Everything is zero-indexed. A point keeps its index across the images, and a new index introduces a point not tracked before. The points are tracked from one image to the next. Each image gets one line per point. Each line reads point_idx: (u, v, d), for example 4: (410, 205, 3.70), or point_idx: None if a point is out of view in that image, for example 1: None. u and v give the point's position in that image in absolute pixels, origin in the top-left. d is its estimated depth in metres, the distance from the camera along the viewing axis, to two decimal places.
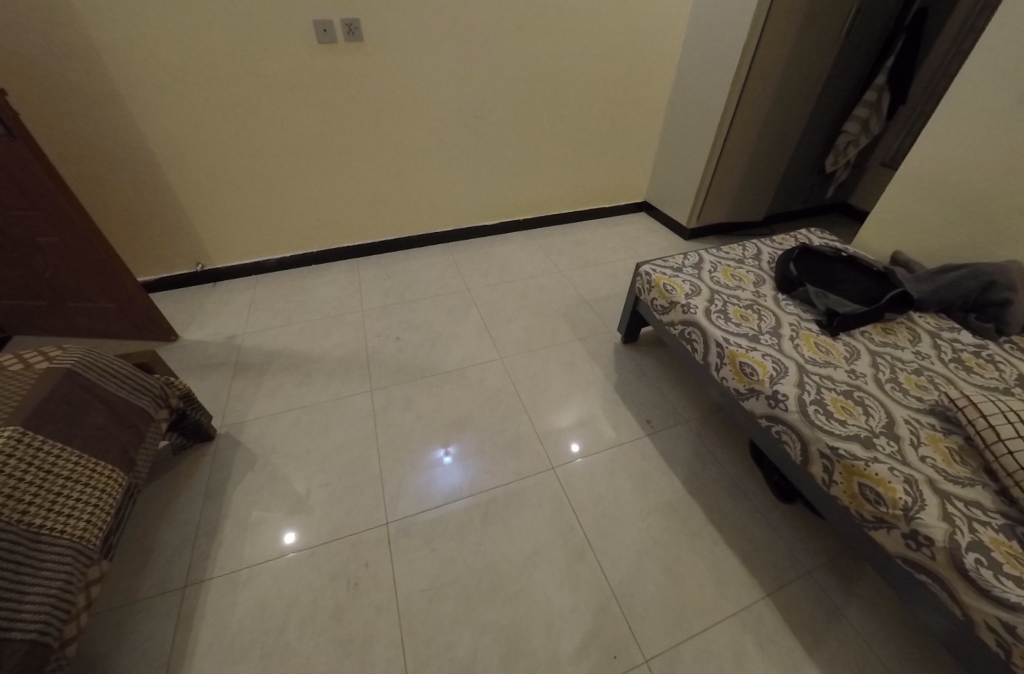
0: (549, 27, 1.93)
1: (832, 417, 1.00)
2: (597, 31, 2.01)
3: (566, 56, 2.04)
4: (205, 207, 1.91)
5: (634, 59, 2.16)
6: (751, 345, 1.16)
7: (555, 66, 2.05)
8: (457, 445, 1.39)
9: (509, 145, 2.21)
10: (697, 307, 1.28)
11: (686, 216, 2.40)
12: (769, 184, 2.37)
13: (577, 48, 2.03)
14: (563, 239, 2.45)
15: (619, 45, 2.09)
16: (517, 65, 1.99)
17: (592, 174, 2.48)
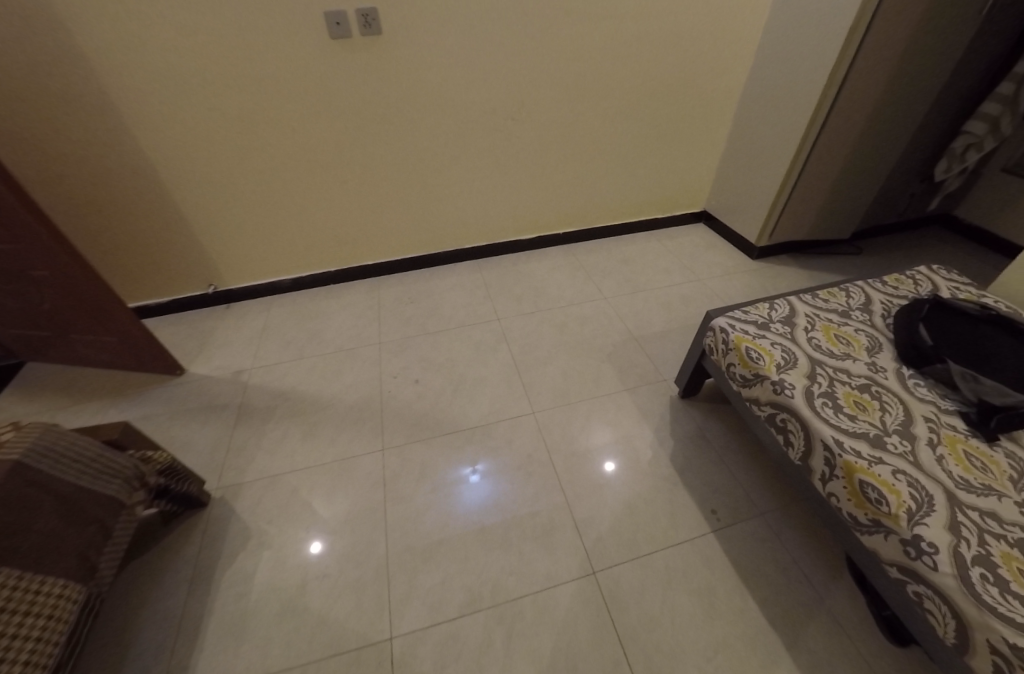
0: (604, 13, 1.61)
1: (1009, 593, 0.70)
2: (660, 16, 1.67)
3: (622, 47, 1.71)
4: (215, 226, 1.76)
5: (705, 45, 1.79)
6: (876, 456, 0.86)
7: (607, 59, 1.73)
8: (485, 462, 1.31)
9: (550, 151, 1.92)
10: (796, 388, 0.97)
11: (757, 235, 2.03)
12: (862, 199, 1.94)
13: (636, 37, 1.70)
14: (610, 255, 2.15)
15: (686, 30, 1.73)
16: (564, 60, 1.69)
17: (646, 181, 2.14)
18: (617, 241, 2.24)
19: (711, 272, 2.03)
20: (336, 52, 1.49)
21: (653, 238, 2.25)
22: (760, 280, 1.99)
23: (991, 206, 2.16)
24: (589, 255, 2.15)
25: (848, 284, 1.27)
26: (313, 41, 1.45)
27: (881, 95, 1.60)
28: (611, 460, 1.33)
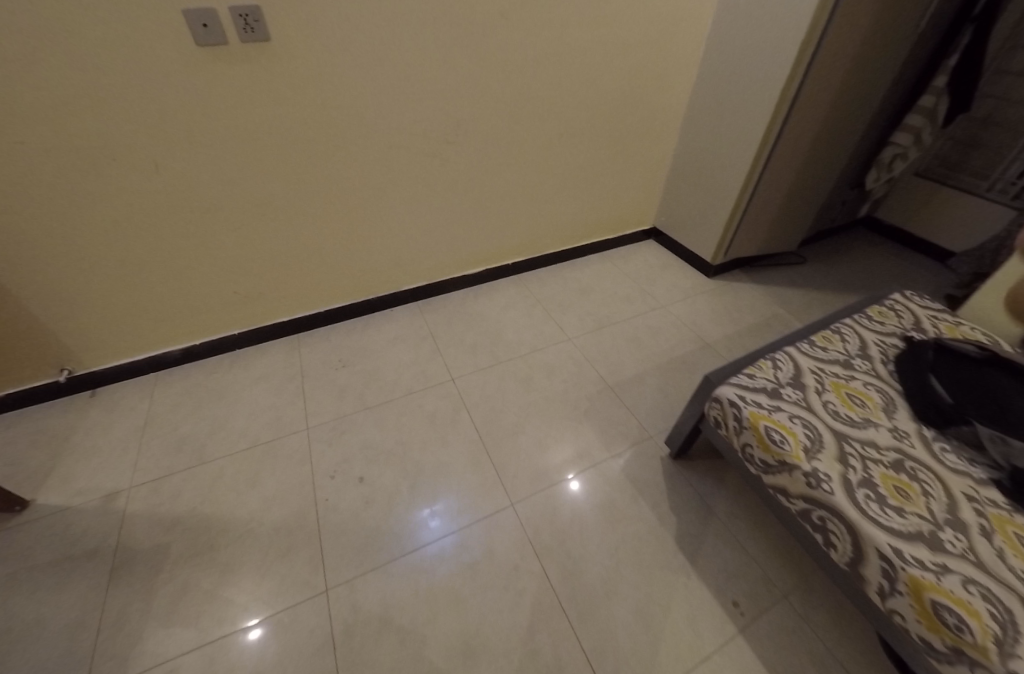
0: (548, 19, 1.41)
1: None
2: (608, 22, 1.49)
3: (568, 57, 1.51)
4: (59, 298, 1.30)
5: (652, 55, 1.65)
6: (942, 565, 0.72)
7: (554, 70, 1.52)
8: (443, 505, 1.20)
9: (493, 174, 1.67)
10: (833, 480, 0.82)
11: (712, 253, 1.94)
12: (810, 208, 1.93)
13: (585, 47, 1.52)
14: (564, 285, 1.94)
15: (633, 39, 1.58)
16: (505, 71, 1.45)
17: (595, 201, 1.98)
18: (569, 266, 2.05)
19: (673, 295, 1.91)
20: (217, 66, 1.13)
21: (607, 260, 2.09)
22: (723, 301, 1.90)
23: (908, 208, 2.28)
24: (541, 287, 1.93)
25: (835, 324, 1.18)
26: (184, 53, 1.09)
27: (827, 110, 1.59)
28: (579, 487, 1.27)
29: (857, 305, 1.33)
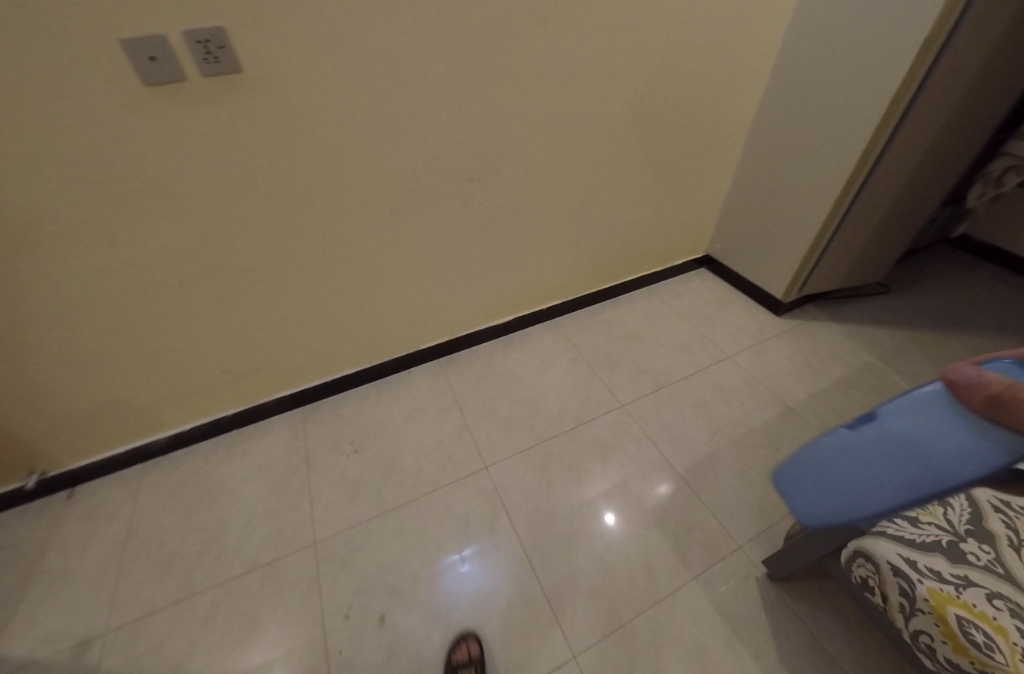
0: (585, 16, 1.09)
1: None
2: (660, 18, 1.17)
3: (609, 64, 1.20)
4: (16, 398, 1.08)
5: (713, 58, 1.32)
6: None
7: (593, 81, 1.21)
8: (471, 546, 1.11)
9: (516, 210, 1.37)
10: None
11: (784, 289, 1.59)
12: (905, 233, 1.54)
13: (632, 51, 1.20)
14: (605, 333, 1.64)
15: (691, 40, 1.25)
16: (530, 85, 1.14)
17: (639, 232, 1.66)
18: (609, 307, 1.75)
19: (737, 341, 1.58)
20: (177, 109, 0.88)
21: (657, 296, 1.79)
22: (806, 345, 1.55)
23: None
24: (578, 337, 1.63)
25: None
26: (132, 97, 0.83)
27: (949, 115, 1.21)
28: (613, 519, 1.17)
29: None
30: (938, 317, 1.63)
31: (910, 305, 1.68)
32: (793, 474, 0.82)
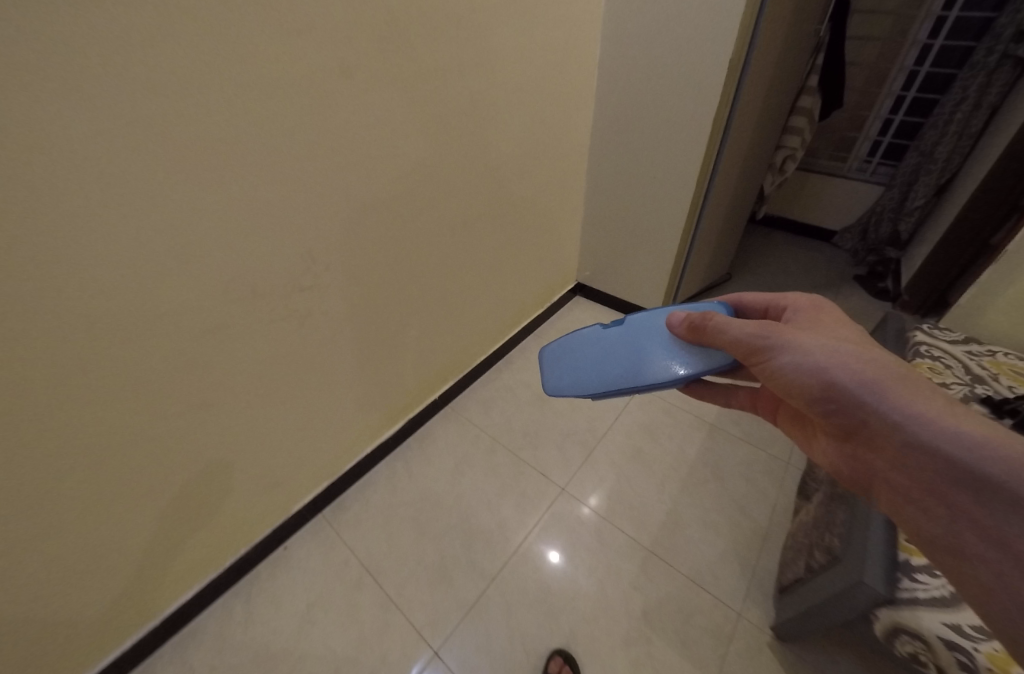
0: (406, 60, 0.87)
1: None
2: (488, 54, 1.01)
3: (445, 111, 0.99)
4: None
5: (544, 94, 1.22)
6: None
7: (432, 135, 0.99)
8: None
9: (373, 303, 1.05)
10: None
11: (661, 303, 1.59)
12: (737, 227, 1.68)
13: (467, 93, 1.01)
14: (513, 402, 1.43)
15: (522, 77, 1.13)
16: (357, 151, 0.86)
17: (514, 282, 1.50)
18: (505, 369, 1.55)
19: None
20: None
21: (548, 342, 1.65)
22: None
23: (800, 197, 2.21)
24: (485, 418, 1.39)
25: None
26: None
27: (754, 123, 1.31)
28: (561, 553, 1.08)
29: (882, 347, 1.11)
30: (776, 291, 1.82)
31: (752, 286, 1.85)
32: (561, 352, 0.70)
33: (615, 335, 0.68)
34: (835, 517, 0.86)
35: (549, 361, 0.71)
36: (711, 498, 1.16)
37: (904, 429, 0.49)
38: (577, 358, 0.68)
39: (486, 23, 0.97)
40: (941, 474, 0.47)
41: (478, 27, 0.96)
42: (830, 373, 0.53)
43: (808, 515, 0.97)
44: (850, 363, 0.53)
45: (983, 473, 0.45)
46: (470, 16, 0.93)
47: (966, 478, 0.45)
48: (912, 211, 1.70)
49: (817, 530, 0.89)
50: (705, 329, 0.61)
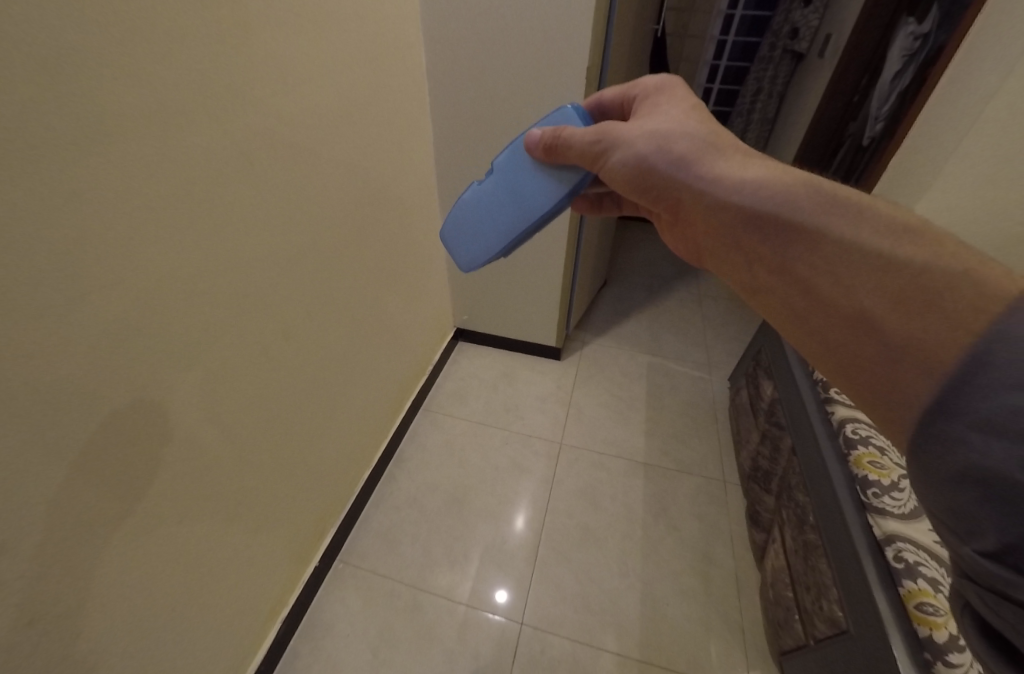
0: (146, 116, 0.48)
1: None
2: (290, 86, 0.67)
3: (244, 182, 0.62)
4: None
5: (370, 125, 0.91)
6: None
7: (229, 224, 0.61)
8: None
9: (175, 521, 0.61)
10: None
11: (555, 333, 1.45)
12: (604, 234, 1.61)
13: (272, 147, 0.66)
14: (424, 517, 1.13)
15: (338, 112, 0.80)
16: (78, 288, 0.44)
17: (388, 361, 1.18)
18: (400, 472, 1.21)
19: (553, 416, 1.34)
20: None
21: (444, 413, 1.36)
22: (602, 374, 1.47)
23: None
24: (394, 557, 1.05)
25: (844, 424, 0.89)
26: None
27: None
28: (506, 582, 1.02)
29: (782, 354, 1.09)
30: (647, 286, 1.81)
31: (624, 285, 1.81)
32: (456, 227, 0.71)
33: (491, 186, 0.68)
34: (821, 576, 0.78)
35: (452, 238, 0.72)
36: (674, 557, 1.04)
37: (698, 188, 0.48)
38: (471, 224, 0.70)
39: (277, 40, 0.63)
40: (726, 221, 0.44)
41: (268, 46, 0.62)
42: (638, 151, 0.52)
43: (778, 560, 0.90)
44: (666, 144, 0.51)
45: (764, 212, 0.41)
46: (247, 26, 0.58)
47: (745, 217, 0.43)
48: None
49: (804, 588, 0.81)
50: (555, 146, 0.61)
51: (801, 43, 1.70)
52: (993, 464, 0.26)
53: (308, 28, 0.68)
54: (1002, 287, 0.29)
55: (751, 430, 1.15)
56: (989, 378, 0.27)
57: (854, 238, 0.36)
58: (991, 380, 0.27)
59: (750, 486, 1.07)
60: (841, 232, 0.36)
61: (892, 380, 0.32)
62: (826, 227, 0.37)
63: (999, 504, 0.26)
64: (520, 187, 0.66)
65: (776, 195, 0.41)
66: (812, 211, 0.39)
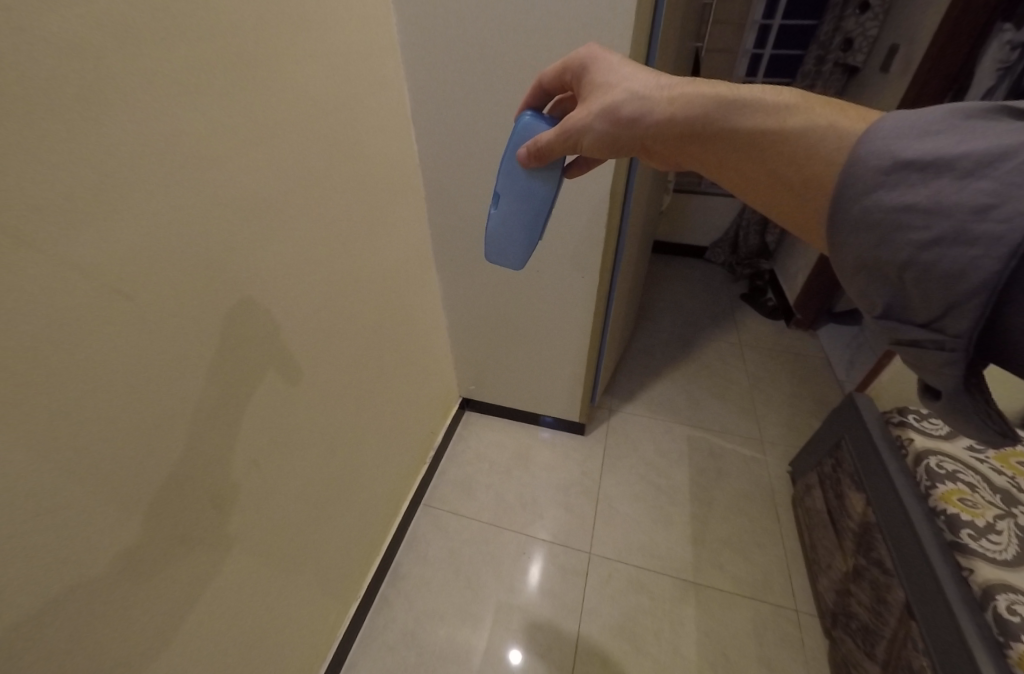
0: None
1: None
2: (197, 190, 0.45)
3: (102, 355, 0.39)
4: None
5: (345, 204, 0.70)
6: (995, 504, 0.74)
7: (68, 428, 0.38)
8: None
9: None
10: (976, 544, 0.69)
11: (579, 405, 1.23)
12: (634, 281, 1.39)
13: (162, 285, 0.43)
14: (423, 664, 0.91)
15: (301, 205, 0.60)
16: None
17: (382, 466, 0.98)
18: (394, 598, 1.00)
19: (578, 516, 1.12)
20: None
21: (449, 508, 1.16)
22: (636, 454, 1.24)
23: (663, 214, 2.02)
24: None
25: (991, 594, 0.64)
26: None
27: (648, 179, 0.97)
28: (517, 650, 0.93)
29: (878, 463, 0.85)
30: (681, 334, 1.56)
31: (655, 334, 1.57)
32: (506, 252, 0.66)
33: (508, 204, 0.62)
34: None
35: (508, 262, 0.67)
36: None
37: (636, 126, 0.48)
38: (517, 240, 0.64)
39: (166, 129, 0.41)
40: (672, 144, 0.47)
41: (146, 144, 0.40)
42: (600, 132, 0.50)
43: None
44: (617, 116, 0.49)
45: (703, 131, 0.44)
46: (89, 121, 0.35)
47: (683, 134, 0.46)
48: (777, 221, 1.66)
49: None
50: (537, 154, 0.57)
51: (857, 56, 1.40)
52: (865, 254, 0.33)
53: (224, 103, 0.46)
54: (852, 122, 0.36)
55: (832, 552, 0.92)
56: (850, 195, 0.34)
57: (768, 125, 0.40)
58: (853, 190, 0.34)
59: (840, 635, 0.85)
60: (752, 124, 0.41)
61: (813, 228, 0.39)
62: (741, 125, 0.41)
63: (874, 275, 0.33)
64: (533, 185, 0.60)
65: (698, 108, 0.44)
66: (728, 111, 0.42)
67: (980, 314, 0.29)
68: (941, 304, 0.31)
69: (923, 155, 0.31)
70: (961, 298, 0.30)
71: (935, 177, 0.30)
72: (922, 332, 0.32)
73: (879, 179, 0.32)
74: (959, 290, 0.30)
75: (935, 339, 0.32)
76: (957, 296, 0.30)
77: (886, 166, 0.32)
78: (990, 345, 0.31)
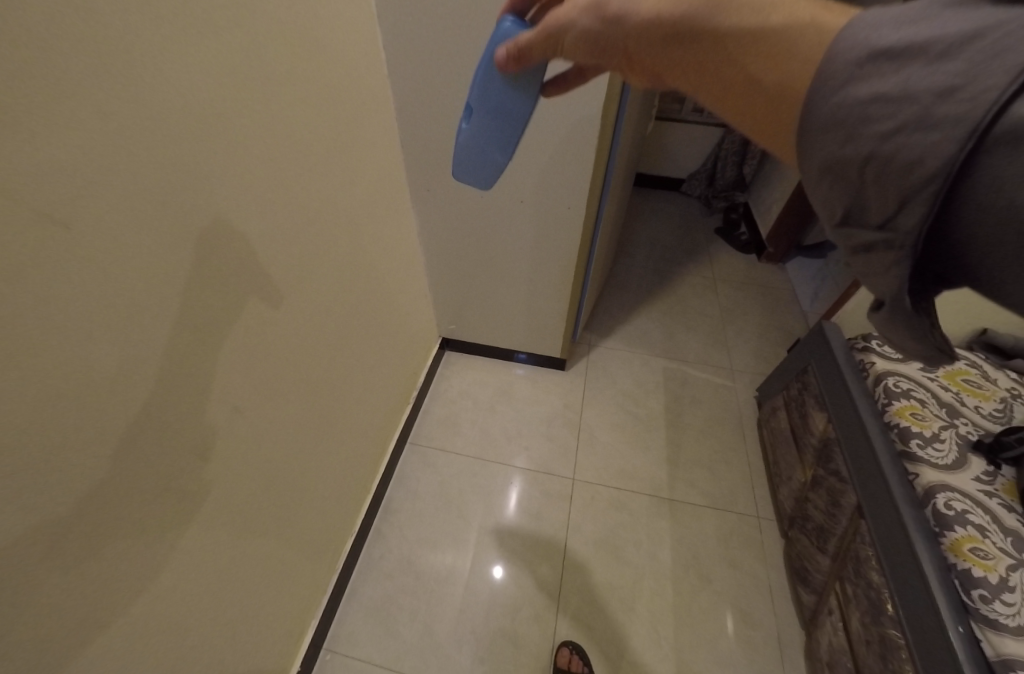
0: None
1: (1002, 406, 0.85)
2: (133, 92, 0.36)
3: (50, 293, 0.33)
4: None
5: (316, 122, 0.61)
6: (941, 418, 0.82)
7: (25, 380, 0.33)
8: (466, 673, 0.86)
9: None
10: (922, 454, 0.78)
11: (561, 341, 1.23)
12: (616, 216, 1.35)
13: (114, 211, 0.36)
14: (421, 586, 0.96)
15: (267, 119, 0.51)
16: None
17: (367, 408, 0.96)
18: (388, 530, 1.03)
19: (561, 446, 1.17)
20: None
21: (435, 445, 1.17)
22: (613, 387, 1.28)
23: None
24: (391, 644, 0.89)
25: (932, 493, 0.73)
26: None
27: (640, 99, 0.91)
28: (503, 570, 0.98)
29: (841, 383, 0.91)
30: (657, 269, 1.57)
31: (632, 270, 1.57)
32: (475, 170, 0.58)
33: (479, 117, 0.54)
34: None
35: (475, 182, 0.60)
36: (710, 615, 0.93)
37: (617, 25, 0.37)
38: (486, 161, 0.57)
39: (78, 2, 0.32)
40: (652, 56, 0.37)
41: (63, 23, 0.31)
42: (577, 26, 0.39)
43: (838, 639, 0.80)
44: (598, 9, 0.38)
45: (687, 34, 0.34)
46: None
47: (665, 40, 0.35)
48: (755, 153, 1.64)
49: None
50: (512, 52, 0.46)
51: None
52: (827, 155, 0.26)
53: None
54: (839, 15, 0.28)
55: (793, 465, 1.01)
56: (815, 89, 0.26)
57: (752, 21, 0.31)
58: (820, 80, 0.26)
59: (795, 535, 0.96)
60: (741, 24, 0.31)
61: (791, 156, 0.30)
62: (730, 26, 0.31)
63: (832, 178, 0.26)
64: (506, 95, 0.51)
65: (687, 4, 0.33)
66: (721, 8, 0.32)
67: (934, 216, 0.23)
68: (896, 205, 0.24)
69: (910, 34, 0.23)
70: (919, 198, 0.23)
71: (914, 60, 0.23)
72: (874, 237, 0.25)
73: (852, 66, 0.25)
74: (914, 188, 0.23)
75: (896, 258, 0.24)
76: (914, 196, 0.23)
77: (862, 51, 0.24)
78: (951, 268, 0.24)
